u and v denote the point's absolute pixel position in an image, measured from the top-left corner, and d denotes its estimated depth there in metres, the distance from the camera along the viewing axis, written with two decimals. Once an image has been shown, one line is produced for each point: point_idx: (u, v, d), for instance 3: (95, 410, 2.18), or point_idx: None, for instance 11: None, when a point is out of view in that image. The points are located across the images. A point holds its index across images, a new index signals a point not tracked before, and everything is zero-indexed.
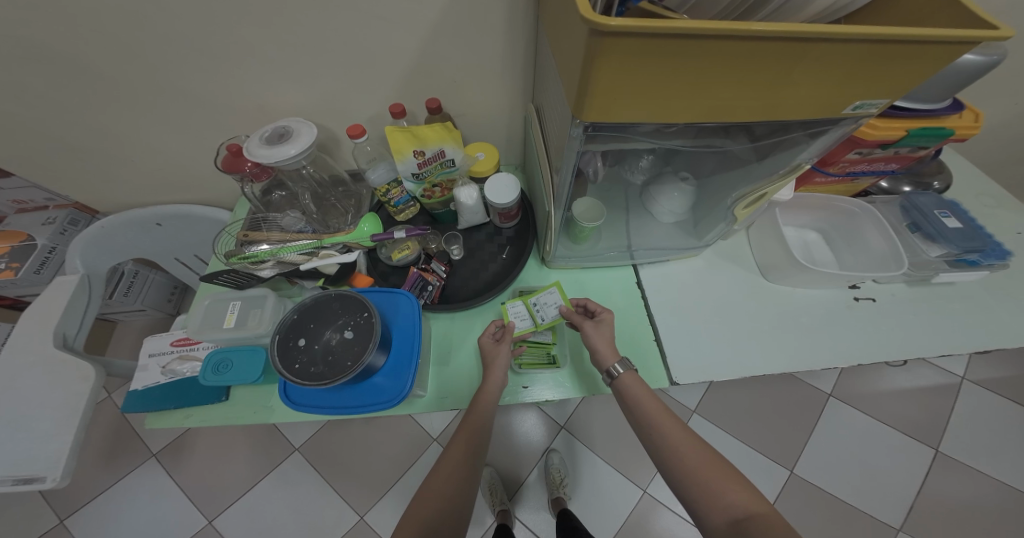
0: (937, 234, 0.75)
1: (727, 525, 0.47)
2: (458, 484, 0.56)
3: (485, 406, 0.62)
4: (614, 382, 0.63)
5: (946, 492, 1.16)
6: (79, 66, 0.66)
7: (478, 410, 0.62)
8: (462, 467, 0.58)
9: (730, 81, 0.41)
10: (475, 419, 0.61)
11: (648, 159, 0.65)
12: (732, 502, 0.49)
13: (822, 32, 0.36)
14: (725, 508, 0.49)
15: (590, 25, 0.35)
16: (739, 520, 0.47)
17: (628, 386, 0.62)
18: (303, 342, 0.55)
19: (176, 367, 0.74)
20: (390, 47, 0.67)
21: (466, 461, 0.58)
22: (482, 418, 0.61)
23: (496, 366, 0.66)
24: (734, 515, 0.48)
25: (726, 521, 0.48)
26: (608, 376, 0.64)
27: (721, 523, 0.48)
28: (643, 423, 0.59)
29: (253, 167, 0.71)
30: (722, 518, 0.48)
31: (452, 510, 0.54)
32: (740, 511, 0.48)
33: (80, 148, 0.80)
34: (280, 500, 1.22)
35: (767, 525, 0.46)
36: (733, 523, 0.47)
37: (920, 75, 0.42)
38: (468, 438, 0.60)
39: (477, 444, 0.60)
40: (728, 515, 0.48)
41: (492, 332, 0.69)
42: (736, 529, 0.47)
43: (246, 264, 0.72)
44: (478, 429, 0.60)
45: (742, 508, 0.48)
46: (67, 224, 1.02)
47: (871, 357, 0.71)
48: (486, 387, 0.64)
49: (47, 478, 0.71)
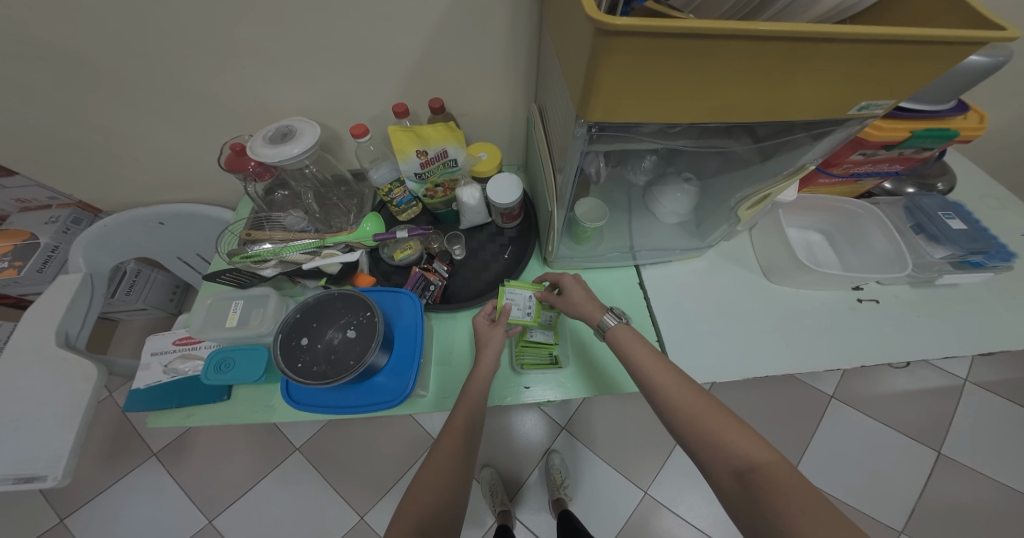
0: (941, 236, 0.75)
1: (733, 478, 0.48)
2: (450, 482, 0.54)
3: (473, 396, 0.61)
4: (608, 333, 0.63)
5: (948, 495, 1.16)
6: (85, 65, 0.66)
7: (468, 398, 0.61)
8: (454, 460, 0.56)
9: (735, 82, 0.41)
10: (465, 412, 0.60)
11: (651, 159, 0.64)
12: (734, 454, 0.48)
13: (826, 32, 0.36)
14: (727, 460, 0.48)
15: (596, 24, 0.35)
16: (744, 472, 0.47)
17: (624, 339, 0.61)
18: (305, 341, 0.55)
19: (179, 366, 0.73)
20: (393, 46, 0.67)
21: (460, 453, 0.57)
22: (470, 412, 0.60)
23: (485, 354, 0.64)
24: (739, 466, 0.47)
25: (731, 473, 0.48)
26: (601, 329, 0.63)
27: (727, 477, 0.48)
28: (642, 379, 0.58)
29: (256, 167, 0.71)
30: (728, 470, 0.48)
31: (442, 510, 0.52)
32: (743, 462, 0.47)
33: (82, 147, 0.81)
34: (281, 500, 1.22)
35: (774, 475, 0.45)
36: (737, 474, 0.47)
37: (923, 77, 0.42)
38: (461, 431, 0.58)
39: (469, 438, 0.58)
40: (732, 466, 0.48)
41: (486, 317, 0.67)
42: (741, 481, 0.47)
43: (249, 263, 0.72)
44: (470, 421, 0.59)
45: (746, 458, 0.47)
46: (70, 223, 1.02)
47: (874, 359, 0.71)
48: (474, 376, 0.63)
49: (48, 477, 0.71)
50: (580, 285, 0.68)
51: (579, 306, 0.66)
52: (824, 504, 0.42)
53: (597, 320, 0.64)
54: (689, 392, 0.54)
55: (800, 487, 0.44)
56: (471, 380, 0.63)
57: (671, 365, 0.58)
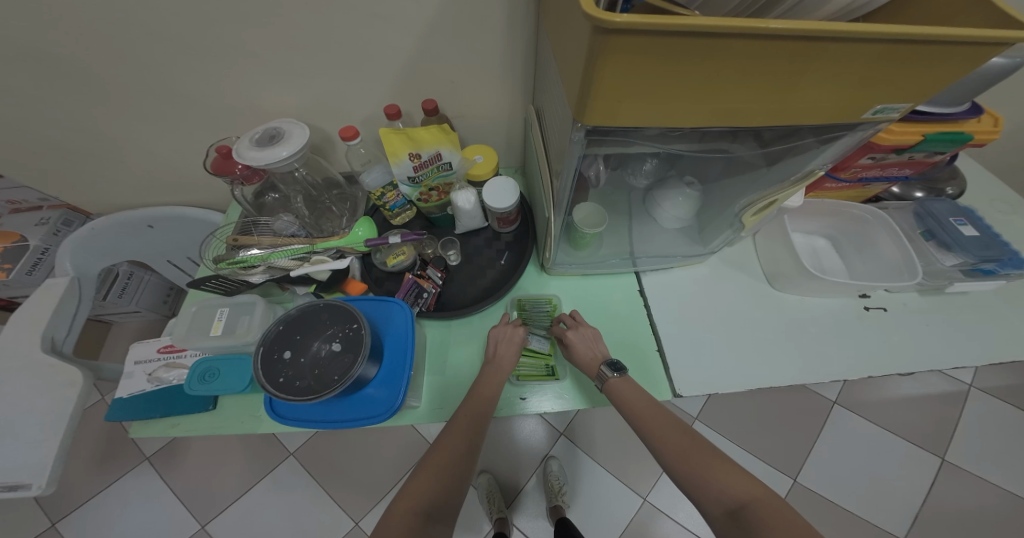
0: (953, 242, 0.72)
1: (726, 515, 0.47)
2: (451, 475, 0.54)
3: (483, 398, 0.61)
4: (606, 385, 0.63)
5: (954, 501, 1.14)
6: (66, 65, 0.63)
7: (480, 393, 0.62)
8: (459, 455, 0.56)
9: (744, 85, 0.39)
10: (473, 410, 0.60)
11: (652, 163, 0.62)
12: (722, 490, 0.49)
13: (839, 31, 0.34)
14: (720, 496, 0.48)
15: (594, 21, 0.33)
16: (736, 510, 0.47)
17: (620, 389, 0.62)
18: (288, 355, 0.52)
19: (163, 375, 0.71)
20: (386, 46, 0.65)
21: (466, 447, 0.57)
22: (478, 411, 0.60)
23: (500, 351, 0.67)
24: (729, 504, 0.48)
25: (723, 511, 0.48)
26: (599, 379, 0.64)
27: (720, 516, 0.48)
28: (632, 418, 0.59)
29: (244, 169, 0.69)
30: (721, 508, 0.48)
31: (443, 501, 0.52)
32: (734, 498, 0.48)
33: (66, 148, 0.78)
34: (275, 506, 1.20)
35: (764, 511, 0.46)
36: (730, 512, 0.47)
37: (940, 80, 0.40)
38: (470, 426, 0.58)
39: (476, 435, 0.58)
40: (723, 504, 0.48)
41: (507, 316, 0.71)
42: (734, 519, 0.47)
43: (236, 269, 0.71)
44: (478, 419, 0.59)
45: (735, 495, 0.48)
46: (60, 224, 1.00)
47: (881, 369, 0.69)
48: (486, 380, 0.63)
49: (32, 486, 0.69)
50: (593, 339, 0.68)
51: (581, 352, 0.67)
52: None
53: (595, 370, 0.64)
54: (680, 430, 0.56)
55: (790, 524, 0.44)
56: (483, 379, 0.64)
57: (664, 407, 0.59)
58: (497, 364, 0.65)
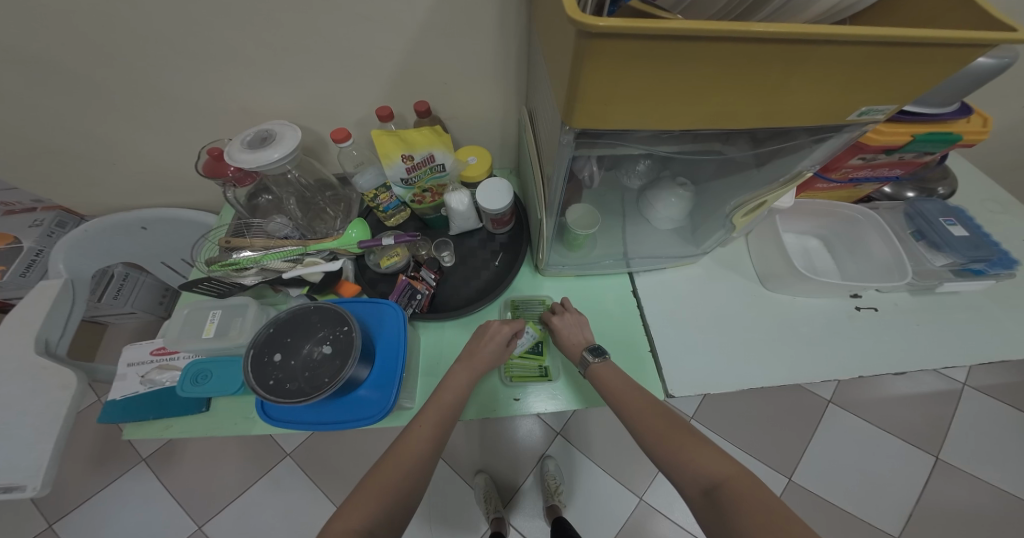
0: (943, 243, 0.73)
1: (702, 496, 0.47)
2: (398, 494, 0.51)
3: (435, 414, 0.58)
4: (589, 370, 0.64)
5: (946, 498, 1.15)
6: (56, 68, 0.63)
7: (436, 407, 0.59)
8: (409, 472, 0.52)
9: (731, 86, 0.39)
10: (426, 425, 0.57)
11: (645, 163, 0.62)
12: (699, 471, 0.49)
13: (823, 34, 0.34)
14: (696, 477, 0.48)
15: (578, 26, 0.33)
16: (711, 489, 0.47)
17: (602, 375, 0.62)
18: (278, 358, 0.52)
19: (156, 377, 0.70)
20: (378, 48, 0.65)
21: (416, 463, 0.53)
22: (430, 427, 0.57)
23: (478, 351, 0.65)
24: (705, 483, 0.48)
25: (700, 492, 0.48)
26: (583, 365, 0.65)
27: (697, 496, 0.48)
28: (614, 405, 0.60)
29: (236, 172, 0.68)
30: (697, 489, 0.48)
31: (387, 520, 0.48)
32: (709, 479, 0.48)
33: (58, 150, 0.78)
34: (272, 507, 1.20)
35: (738, 488, 0.45)
36: (706, 493, 0.47)
37: (925, 82, 0.40)
38: (424, 440, 0.55)
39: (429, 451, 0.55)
40: (699, 484, 0.48)
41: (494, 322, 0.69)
42: (708, 498, 0.46)
43: (229, 271, 0.70)
44: (431, 436, 0.56)
45: (710, 475, 0.48)
46: (55, 226, 1.00)
47: (873, 369, 0.69)
48: (440, 394, 0.60)
49: (27, 487, 0.69)
50: (577, 327, 0.69)
51: (566, 340, 0.68)
52: (787, 519, 0.42)
53: (579, 356, 0.65)
54: (658, 413, 0.56)
55: (764, 501, 0.44)
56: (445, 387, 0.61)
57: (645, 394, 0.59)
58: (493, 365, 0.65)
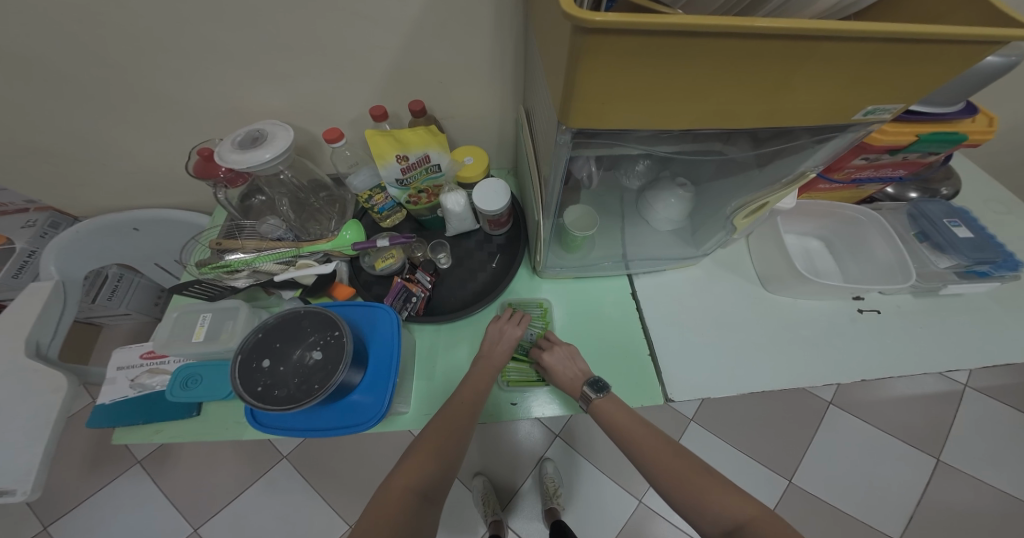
0: (946, 245, 0.72)
1: (724, 537, 0.47)
2: (442, 460, 0.54)
3: (473, 390, 0.61)
4: (592, 405, 0.61)
5: (948, 501, 1.14)
6: (41, 67, 0.62)
7: (471, 386, 0.61)
8: (452, 440, 0.55)
9: (731, 85, 0.38)
10: (466, 400, 0.59)
11: (644, 164, 0.61)
12: (720, 511, 0.49)
13: (827, 30, 0.33)
14: (715, 518, 0.49)
15: (575, 21, 0.31)
16: (732, 530, 0.47)
17: (606, 410, 0.61)
18: (267, 364, 0.51)
19: (146, 381, 0.69)
20: (371, 46, 0.64)
21: (459, 435, 0.56)
22: (470, 402, 0.59)
23: (496, 351, 0.66)
24: (727, 526, 0.47)
25: (720, 531, 0.48)
26: (585, 400, 0.62)
27: (718, 535, 0.48)
28: (624, 443, 0.59)
29: (227, 172, 0.67)
30: (717, 527, 0.48)
31: (437, 482, 0.53)
32: (730, 520, 0.48)
33: (47, 151, 0.76)
34: (268, 510, 1.18)
35: (762, 531, 0.45)
36: (726, 532, 0.47)
37: (930, 81, 0.39)
38: (464, 413, 0.58)
39: (469, 423, 0.57)
40: (720, 526, 0.48)
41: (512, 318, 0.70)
42: None
43: (220, 274, 0.68)
44: (470, 410, 0.58)
45: (732, 517, 0.48)
46: (47, 227, 0.98)
47: (876, 373, 0.68)
48: (477, 372, 0.63)
49: (16, 492, 0.67)
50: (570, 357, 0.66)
51: (560, 375, 0.64)
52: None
53: (577, 392, 0.62)
54: (669, 453, 0.56)
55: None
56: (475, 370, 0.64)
57: (657, 431, 0.59)
58: (489, 367, 0.64)
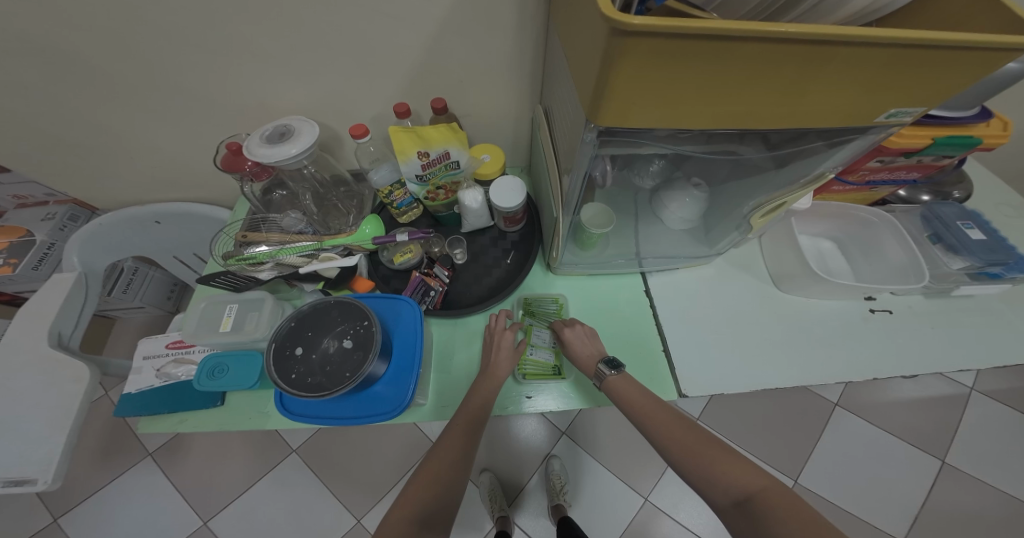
0: (960, 246, 0.72)
1: (734, 507, 0.48)
2: (445, 479, 0.55)
3: (467, 420, 0.60)
4: (604, 383, 0.63)
5: (953, 503, 1.14)
6: (77, 61, 0.64)
7: (468, 411, 0.61)
8: (453, 461, 0.57)
9: (753, 88, 0.39)
10: (459, 432, 0.59)
11: (658, 164, 0.62)
12: (732, 482, 0.49)
13: (849, 34, 0.34)
14: (726, 489, 0.49)
15: (611, 23, 0.33)
16: (744, 501, 0.47)
17: (621, 388, 0.62)
18: (300, 351, 0.53)
19: (171, 371, 0.71)
20: (396, 45, 0.65)
21: (451, 466, 0.56)
22: (463, 435, 0.58)
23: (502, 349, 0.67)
24: (737, 496, 0.48)
25: (731, 503, 0.48)
26: (597, 378, 0.64)
27: (729, 506, 0.48)
28: (637, 420, 0.59)
29: (254, 166, 0.69)
30: (729, 500, 0.49)
31: (436, 507, 0.53)
32: (742, 491, 0.48)
33: (75, 144, 0.78)
34: (278, 502, 1.20)
35: (772, 502, 0.46)
36: (738, 504, 0.48)
37: (949, 86, 0.40)
38: (460, 442, 0.58)
39: (462, 454, 0.57)
40: (731, 496, 0.48)
41: (502, 319, 0.71)
42: (742, 510, 0.47)
43: (245, 266, 0.70)
44: (465, 436, 0.58)
45: (743, 487, 0.48)
46: (66, 220, 1.00)
47: (884, 371, 0.69)
48: (469, 404, 0.62)
49: (39, 481, 0.69)
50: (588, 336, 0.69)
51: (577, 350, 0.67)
52: (826, 527, 0.43)
53: (593, 369, 0.64)
54: (681, 427, 0.56)
55: (801, 508, 0.45)
56: (472, 393, 0.63)
57: (668, 407, 0.59)
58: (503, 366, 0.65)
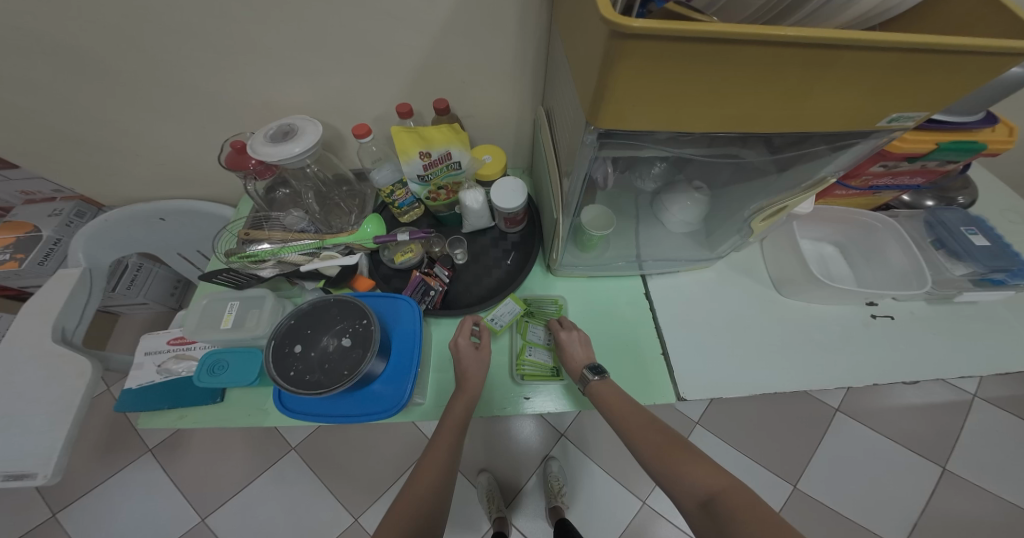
0: (963, 252, 0.72)
1: (699, 509, 0.47)
2: (438, 481, 0.56)
3: (452, 429, 0.59)
4: (589, 388, 0.63)
5: (954, 510, 1.13)
6: (85, 59, 0.64)
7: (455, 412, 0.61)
8: (442, 458, 0.57)
9: (755, 91, 0.39)
10: (449, 432, 0.59)
11: (660, 166, 0.62)
12: (696, 483, 0.49)
13: (852, 38, 0.34)
14: (692, 490, 0.49)
15: (612, 26, 0.33)
16: (707, 501, 0.47)
17: (601, 393, 0.62)
18: (299, 349, 0.53)
19: (172, 367, 0.72)
20: (400, 45, 0.66)
21: (442, 466, 0.57)
22: (449, 441, 0.58)
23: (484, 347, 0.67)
24: (700, 496, 0.48)
25: (697, 504, 0.48)
26: (582, 381, 0.64)
27: (695, 508, 0.48)
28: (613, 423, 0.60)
29: (257, 165, 0.70)
30: (694, 502, 0.48)
31: (430, 512, 0.53)
32: (706, 492, 0.48)
33: (81, 141, 0.79)
34: (276, 500, 1.21)
35: (730, 499, 0.46)
36: (701, 505, 0.47)
37: (954, 90, 0.40)
38: (446, 446, 0.58)
39: (450, 464, 0.57)
40: (697, 498, 0.48)
41: (466, 328, 0.67)
42: (705, 511, 0.46)
43: (246, 263, 0.71)
44: (451, 432, 0.59)
45: (705, 487, 0.48)
46: (73, 216, 1.01)
47: (885, 377, 0.69)
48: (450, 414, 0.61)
49: (38, 475, 0.69)
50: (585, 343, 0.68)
51: (569, 355, 0.67)
52: (783, 527, 0.42)
53: (578, 374, 0.64)
54: (650, 430, 0.56)
55: (760, 507, 0.44)
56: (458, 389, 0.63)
57: (641, 408, 0.59)
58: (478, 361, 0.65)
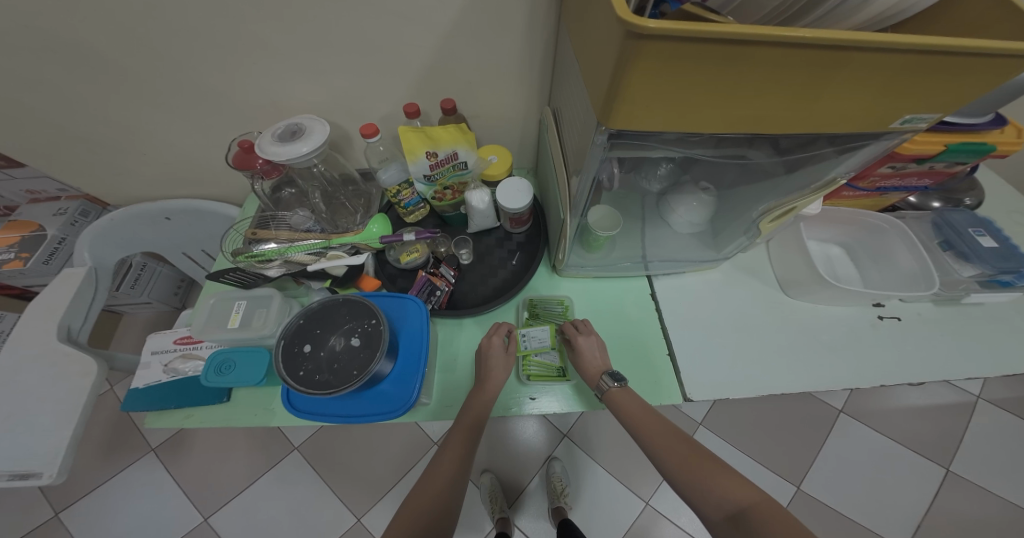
0: (971, 254, 0.72)
1: (727, 521, 0.47)
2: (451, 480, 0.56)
3: (463, 437, 0.59)
4: (605, 396, 0.63)
5: (958, 512, 1.13)
6: (94, 58, 0.65)
7: (469, 415, 0.61)
8: (456, 458, 0.58)
9: (767, 92, 0.39)
10: (462, 434, 0.60)
11: (666, 167, 0.62)
12: (725, 495, 0.49)
13: (866, 40, 0.34)
14: (719, 502, 0.49)
15: (627, 26, 0.33)
16: (736, 515, 0.47)
17: (621, 401, 0.62)
18: (308, 348, 0.53)
19: (178, 366, 0.72)
20: (407, 45, 0.66)
21: (456, 467, 0.58)
22: (463, 446, 0.59)
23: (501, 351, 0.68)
24: (729, 509, 0.48)
25: (724, 517, 0.47)
26: (598, 389, 0.64)
27: (721, 521, 0.48)
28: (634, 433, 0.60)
29: (264, 164, 0.70)
30: (721, 515, 0.48)
31: (440, 510, 0.53)
32: (734, 504, 0.48)
33: (88, 140, 0.79)
34: (279, 499, 1.21)
35: (763, 513, 0.45)
36: (730, 518, 0.47)
37: (967, 92, 0.40)
38: (459, 448, 0.59)
39: (461, 465, 0.58)
40: (724, 510, 0.48)
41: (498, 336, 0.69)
42: (734, 523, 0.46)
43: (253, 263, 0.71)
44: (467, 435, 0.59)
45: (735, 501, 0.48)
46: (78, 215, 1.01)
47: (892, 378, 0.69)
48: (460, 423, 0.61)
49: (44, 474, 0.69)
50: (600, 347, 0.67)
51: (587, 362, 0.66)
52: None
53: (596, 381, 0.64)
54: (674, 442, 0.56)
55: (792, 523, 0.44)
56: (476, 392, 0.63)
57: (663, 418, 0.59)
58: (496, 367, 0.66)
